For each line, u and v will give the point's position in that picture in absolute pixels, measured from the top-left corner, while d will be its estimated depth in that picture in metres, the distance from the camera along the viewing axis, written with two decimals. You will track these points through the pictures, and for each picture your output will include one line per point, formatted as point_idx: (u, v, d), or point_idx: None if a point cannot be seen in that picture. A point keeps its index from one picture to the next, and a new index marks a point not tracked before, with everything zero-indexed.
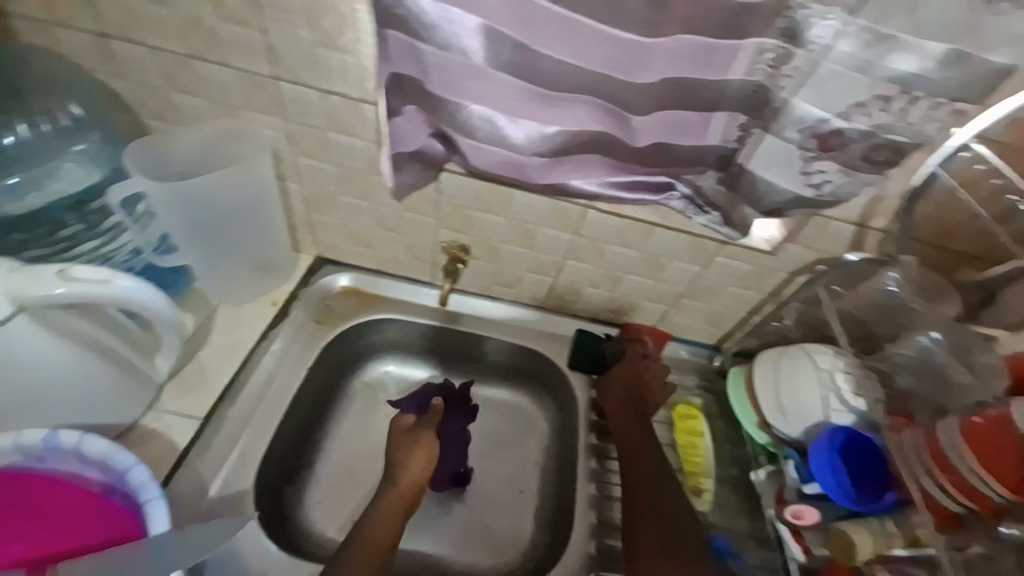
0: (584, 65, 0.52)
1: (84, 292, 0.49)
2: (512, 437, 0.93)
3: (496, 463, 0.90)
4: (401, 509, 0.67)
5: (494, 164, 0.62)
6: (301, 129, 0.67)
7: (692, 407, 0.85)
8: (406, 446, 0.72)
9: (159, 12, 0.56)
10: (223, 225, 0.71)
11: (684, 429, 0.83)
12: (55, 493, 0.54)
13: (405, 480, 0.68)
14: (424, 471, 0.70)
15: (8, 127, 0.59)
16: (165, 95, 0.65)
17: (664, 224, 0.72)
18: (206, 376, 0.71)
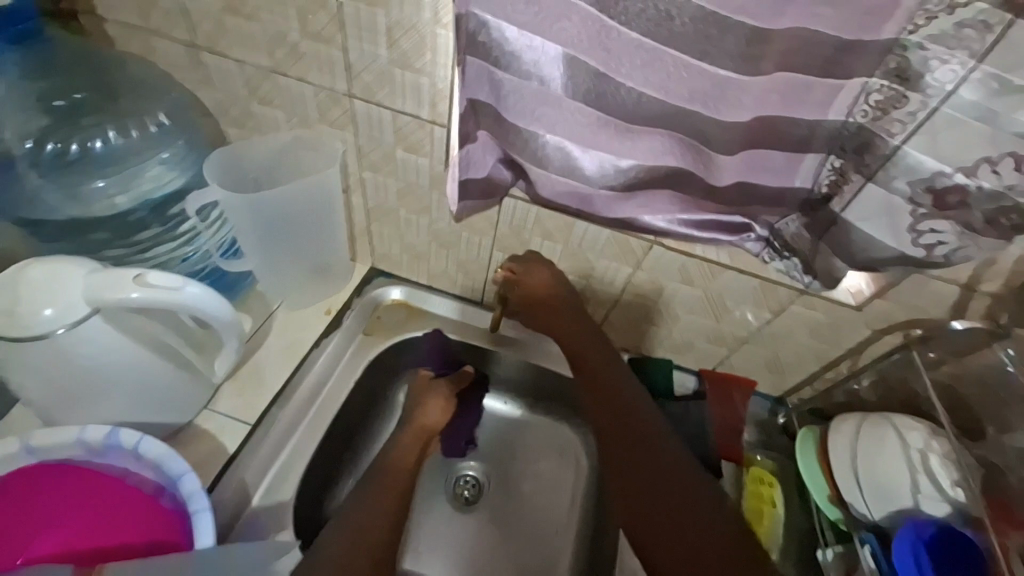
0: (669, 100, 0.49)
1: (158, 299, 0.50)
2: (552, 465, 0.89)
3: (522, 495, 0.87)
4: (417, 443, 0.72)
5: (561, 194, 0.59)
6: (370, 144, 0.67)
7: (768, 473, 0.78)
8: (422, 395, 0.79)
9: (249, 28, 0.58)
10: (286, 234, 0.71)
11: (756, 493, 0.76)
12: (109, 489, 0.55)
13: (423, 419, 0.75)
14: (440, 414, 0.77)
15: (104, 131, 0.61)
16: (247, 105, 0.67)
17: (738, 267, 0.67)
18: (260, 380, 0.72)
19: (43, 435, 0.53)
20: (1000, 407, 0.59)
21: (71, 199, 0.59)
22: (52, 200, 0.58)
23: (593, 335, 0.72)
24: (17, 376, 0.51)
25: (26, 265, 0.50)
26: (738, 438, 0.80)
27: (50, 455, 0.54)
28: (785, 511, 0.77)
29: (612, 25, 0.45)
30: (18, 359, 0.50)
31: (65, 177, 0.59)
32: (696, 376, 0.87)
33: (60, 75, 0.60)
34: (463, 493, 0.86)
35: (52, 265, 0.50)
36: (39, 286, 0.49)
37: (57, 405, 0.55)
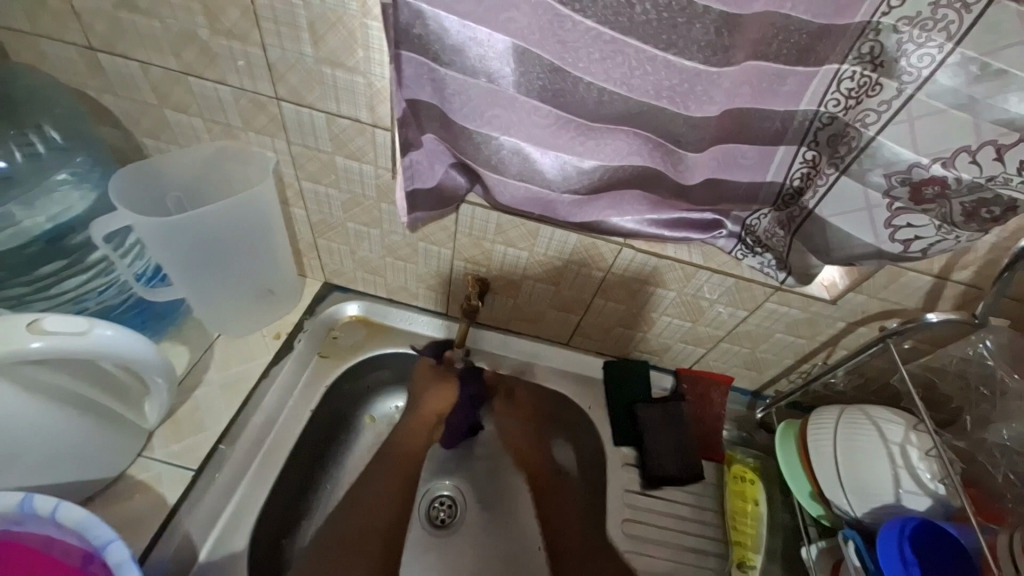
0: (633, 95, 0.44)
1: (64, 347, 0.43)
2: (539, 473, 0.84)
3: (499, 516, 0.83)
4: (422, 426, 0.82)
5: (521, 200, 0.54)
6: (306, 152, 0.60)
7: (748, 469, 0.77)
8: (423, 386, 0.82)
9: (150, 25, 0.50)
10: (222, 257, 0.64)
11: (739, 491, 0.75)
12: (27, 560, 0.49)
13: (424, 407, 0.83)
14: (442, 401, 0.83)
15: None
16: (159, 112, 0.59)
17: (710, 266, 0.64)
18: (201, 420, 0.65)
19: None
20: (982, 402, 0.60)
21: None
22: None
23: (544, 297, 0.75)
24: None
25: None
26: (719, 437, 0.80)
27: None
28: (767, 508, 0.76)
29: (564, 12, 0.40)
30: None
31: None
32: (673, 375, 0.85)
33: None
34: (438, 515, 0.83)
35: None
36: None
37: None
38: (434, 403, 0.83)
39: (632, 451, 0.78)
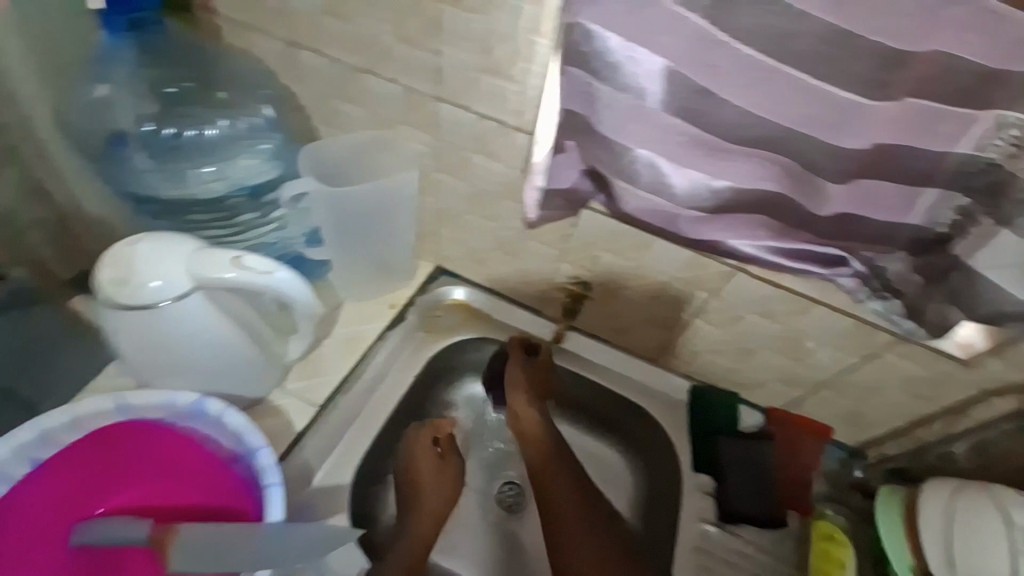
0: (774, 120, 0.46)
1: (255, 280, 0.53)
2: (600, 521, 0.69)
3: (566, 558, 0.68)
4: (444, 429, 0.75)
5: (643, 212, 0.57)
6: (450, 148, 0.68)
7: (836, 529, 0.70)
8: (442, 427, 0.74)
9: (341, 27, 0.58)
10: (367, 229, 0.74)
11: (824, 553, 0.69)
12: (176, 453, 0.57)
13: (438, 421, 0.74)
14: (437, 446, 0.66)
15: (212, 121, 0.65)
16: (328, 103, 0.67)
17: (827, 304, 0.62)
18: (325, 366, 0.75)
19: (137, 395, 0.56)
20: None
21: (174, 181, 0.64)
22: (158, 181, 0.64)
23: (632, 305, 0.76)
24: (122, 338, 0.54)
25: (138, 239, 0.52)
26: (807, 489, 0.76)
27: (142, 413, 0.57)
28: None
29: (721, 38, 0.42)
30: (124, 325, 0.53)
31: (169, 160, 0.64)
32: (763, 414, 0.82)
33: (167, 64, 0.63)
34: (505, 501, 0.85)
35: (159, 242, 0.52)
36: (146, 260, 0.51)
37: (152, 368, 0.58)
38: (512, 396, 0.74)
39: (711, 480, 0.76)
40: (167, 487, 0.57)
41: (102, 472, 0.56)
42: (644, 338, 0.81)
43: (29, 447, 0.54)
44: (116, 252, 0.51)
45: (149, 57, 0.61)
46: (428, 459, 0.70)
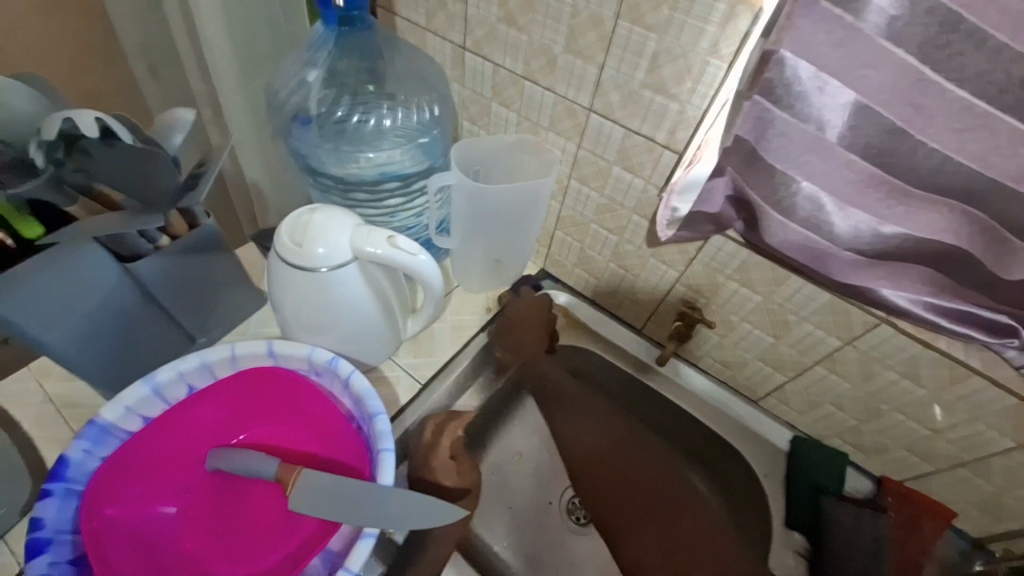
0: (985, 172, 0.43)
1: (402, 259, 0.58)
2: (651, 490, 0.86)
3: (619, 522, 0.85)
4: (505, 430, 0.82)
5: (792, 247, 0.55)
6: (589, 157, 0.69)
7: None
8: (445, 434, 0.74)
9: (516, 36, 0.63)
10: (494, 224, 0.78)
11: None
12: (308, 402, 0.62)
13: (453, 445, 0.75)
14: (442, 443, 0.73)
15: (387, 113, 0.73)
16: (489, 104, 0.73)
17: (989, 376, 0.56)
18: (433, 348, 0.79)
19: (285, 345, 0.62)
20: None
21: (338, 159, 0.71)
22: (325, 157, 0.71)
23: (708, 338, 0.78)
24: (282, 293, 0.61)
25: (314, 208, 0.58)
26: (919, 573, 0.69)
27: (285, 363, 0.63)
28: None
29: (933, 79, 0.40)
30: (289, 282, 0.59)
31: (338, 140, 0.72)
32: (874, 482, 0.75)
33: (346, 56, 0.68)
34: (576, 514, 0.86)
35: (329, 214, 0.57)
36: (316, 228, 0.56)
37: (298, 324, 0.64)
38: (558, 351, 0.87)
39: (804, 540, 0.73)
40: (296, 430, 0.62)
41: (246, 405, 0.62)
42: (751, 375, 0.77)
43: (191, 374, 0.60)
44: (296, 217, 0.58)
45: (341, 49, 0.67)
46: (450, 474, 0.73)
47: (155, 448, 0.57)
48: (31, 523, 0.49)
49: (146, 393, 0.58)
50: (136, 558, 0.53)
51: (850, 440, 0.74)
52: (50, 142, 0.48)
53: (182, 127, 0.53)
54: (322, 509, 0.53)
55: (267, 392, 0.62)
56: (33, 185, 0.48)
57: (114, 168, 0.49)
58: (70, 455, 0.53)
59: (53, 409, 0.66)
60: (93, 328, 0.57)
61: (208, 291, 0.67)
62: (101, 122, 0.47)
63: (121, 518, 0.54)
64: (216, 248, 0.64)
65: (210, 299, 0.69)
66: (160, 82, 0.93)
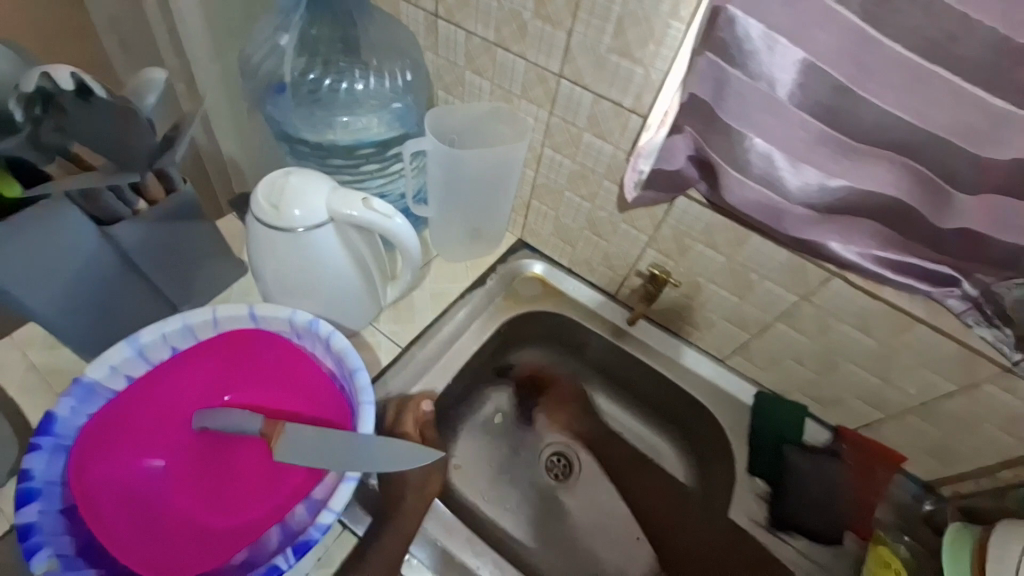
0: (921, 124, 0.46)
1: (377, 220, 0.59)
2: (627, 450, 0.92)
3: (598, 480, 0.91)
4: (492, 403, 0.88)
5: (750, 204, 0.58)
6: (561, 125, 0.71)
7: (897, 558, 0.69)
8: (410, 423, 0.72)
9: (486, 3, 0.64)
10: (470, 191, 0.80)
11: None
12: (291, 361, 0.64)
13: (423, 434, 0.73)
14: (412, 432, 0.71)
15: (361, 80, 0.74)
16: (462, 73, 0.74)
17: (932, 324, 0.60)
18: (414, 314, 0.81)
19: (266, 307, 0.64)
20: None
21: (310, 124, 0.71)
22: (298, 122, 0.71)
23: (677, 301, 0.81)
24: (261, 256, 0.62)
25: (290, 172, 0.59)
26: (871, 513, 0.74)
27: (266, 325, 0.65)
28: None
29: (872, 36, 0.43)
30: (268, 245, 0.60)
31: (312, 106, 0.72)
32: (832, 433, 0.80)
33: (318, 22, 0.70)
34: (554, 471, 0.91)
35: (305, 177, 0.59)
36: (293, 191, 0.58)
37: (278, 288, 0.66)
38: (534, 323, 0.90)
39: (766, 485, 0.77)
40: (282, 389, 0.65)
41: (231, 366, 0.64)
42: (718, 335, 0.81)
43: (175, 336, 0.62)
44: (272, 180, 0.59)
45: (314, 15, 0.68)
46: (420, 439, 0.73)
47: (141, 406, 0.59)
48: (21, 474, 0.52)
49: (131, 354, 0.60)
50: (125, 508, 0.56)
51: (810, 394, 0.78)
52: (26, 98, 0.49)
53: (155, 87, 0.55)
54: (307, 458, 0.56)
55: (251, 354, 0.64)
56: (13, 141, 0.49)
57: (92, 124, 0.52)
58: (57, 412, 0.55)
59: (36, 376, 0.67)
60: (73, 292, 0.58)
61: (189, 258, 0.68)
62: (76, 76, 0.50)
63: (109, 471, 0.56)
64: (195, 215, 0.65)
65: (191, 267, 0.70)
66: (132, 55, 0.92)
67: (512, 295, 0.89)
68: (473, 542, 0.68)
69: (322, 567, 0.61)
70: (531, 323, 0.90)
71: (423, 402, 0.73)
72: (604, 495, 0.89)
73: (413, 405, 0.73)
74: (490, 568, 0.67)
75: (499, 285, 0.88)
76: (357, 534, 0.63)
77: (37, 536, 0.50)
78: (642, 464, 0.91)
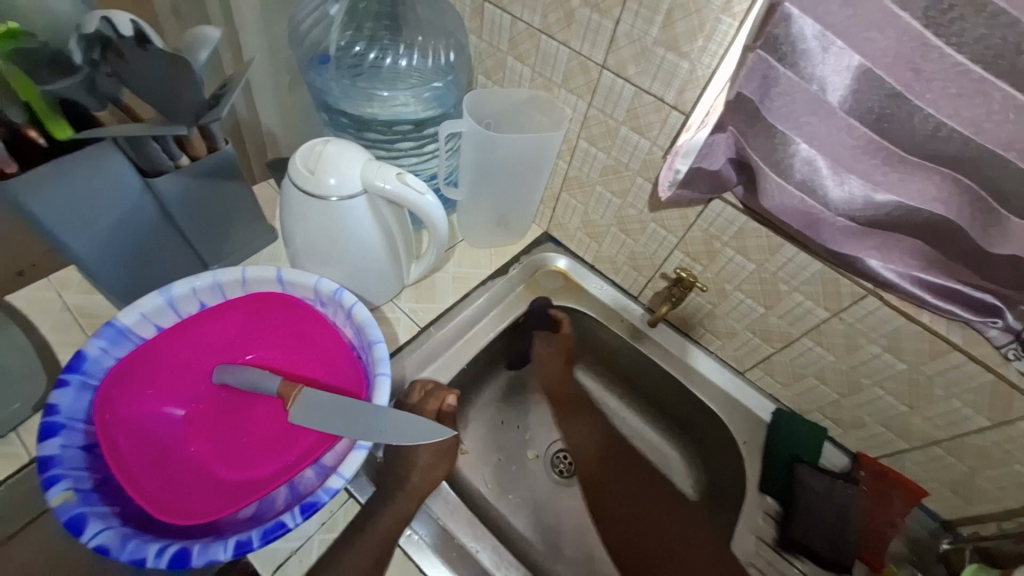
0: (978, 139, 0.44)
1: (408, 195, 0.60)
2: (634, 454, 0.91)
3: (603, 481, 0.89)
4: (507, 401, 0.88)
5: (786, 211, 0.56)
6: (599, 117, 0.70)
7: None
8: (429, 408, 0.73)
9: None
10: (501, 176, 0.80)
11: None
12: (312, 328, 0.65)
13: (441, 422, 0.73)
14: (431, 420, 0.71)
15: (404, 57, 0.75)
16: (504, 58, 0.74)
17: (969, 353, 0.57)
18: (434, 295, 0.82)
19: (293, 272, 0.65)
20: None
21: (351, 97, 0.72)
22: (339, 94, 0.72)
23: (699, 306, 0.80)
24: (292, 221, 0.63)
25: (328, 140, 0.60)
26: (885, 544, 0.71)
27: (291, 289, 0.66)
28: None
29: (936, 43, 0.41)
30: (300, 211, 0.61)
31: (354, 79, 0.73)
32: (850, 458, 0.77)
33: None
34: (559, 467, 0.90)
35: (343, 146, 0.60)
36: (329, 158, 0.59)
37: (306, 255, 0.67)
38: (554, 316, 0.90)
39: (776, 504, 0.74)
40: (302, 354, 0.66)
41: (256, 326, 0.66)
42: (739, 345, 0.79)
43: (204, 291, 0.64)
44: (310, 148, 0.60)
45: None
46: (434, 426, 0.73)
47: (165, 355, 0.61)
48: (47, 408, 0.54)
49: (161, 304, 0.62)
50: (141, 451, 0.57)
51: (830, 414, 0.76)
52: (87, 41, 0.53)
53: (207, 43, 0.56)
54: (318, 423, 0.57)
55: (275, 316, 0.65)
56: (68, 82, 0.51)
57: (143, 70, 0.53)
58: (87, 351, 0.57)
59: (72, 317, 0.70)
60: (112, 238, 0.60)
61: (223, 216, 0.71)
62: (134, 24, 0.53)
63: (130, 414, 0.58)
64: (231, 174, 0.67)
65: (225, 226, 0.72)
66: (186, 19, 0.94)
67: (534, 286, 0.89)
68: (473, 525, 0.69)
69: (327, 530, 0.62)
70: (550, 315, 0.89)
71: (450, 395, 0.73)
72: (608, 498, 0.88)
73: (439, 394, 0.73)
74: (489, 552, 0.67)
75: (522, 275, 0.88)
76: (361, 501, 0.64)
77: (57, 468, 0.51)
78: (648, 469, 0.90)
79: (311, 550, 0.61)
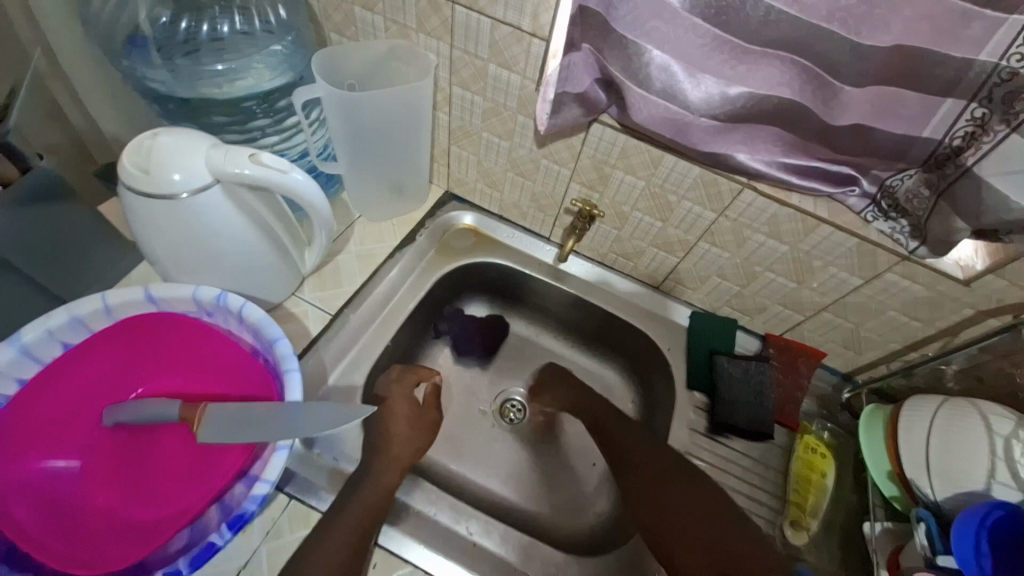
0: (803, 16, 0.46)
1: (269, 177, 0.54)
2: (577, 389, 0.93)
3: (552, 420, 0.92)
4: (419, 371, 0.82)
5: (656, 121, 0.57)
6: (464, 58, 0.67)
7: (821, 443, 0.77)
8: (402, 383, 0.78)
9: None
10: (379, 141, 0.75)
11: (807, 461, 0.75)
12: (205, 344, 0.60)
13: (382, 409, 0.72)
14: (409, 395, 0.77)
15: (229, 20, 0.65)
16: (351, 9, 0.68)
17: (835, 223, 0.62)
18: (341, 279, 0.78)
19: (164, 288, 0.59)
20: None
21: (181, 79, 0.63)
22: (166, 79, 0.63)
23: (605, 233, 0.81)
24: (141, 231, 0.56)
25: (158, 132, 0.53)
26: (798, 407, 0.79)
27: (170, 307, 0.60)
28: (835, 485, 0.75)
29: None
30: (149, 219, 0.54)
31: (180, 59, 0.64)
32: (760, 340, 0.84)
33: None
34: (509, 415, 0.90)
35: (178, 136, 0.53)
36: (165, 152, 0.52)
37: (174, 266, 0.60)
38: (472, 274, 0.88)
39: (704, 397, 0.80)
40: (199, 375, 0.61)
41: (139, 357, 0.60)
42: (648, 262, 0.83)
43: (63, 331, 0.57)
44: (137, 146, 0.53)
45: None
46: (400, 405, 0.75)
47: (38, 410, 0.54)
48: None
49: (14, 356, 0.54)
50: (43, 516, 0.52)
51: (737, 306, 0.82)
52: None
53: None
54: (229, 435, 0.54)
55: (157, 340, 0.60)
56: None
57: None
58: None
59: None
60: None
61: (65, 245, 0.62)
62: None
63: (14, 483, 0.52)
64: (57, 194, 0.59)
65: (75, 255, 0.64)
66: None
67: (445, 247, 0.86)
68: (427, 492, 0.70)
69: (273, 538, 0.60)
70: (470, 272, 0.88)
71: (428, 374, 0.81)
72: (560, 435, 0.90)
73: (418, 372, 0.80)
74: (447, 512, 0.69)
75: (429, 239, 0.86)
76: (320, 508, 0.62)
77: None
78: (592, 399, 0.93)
79: (261, 563, 0.58)
